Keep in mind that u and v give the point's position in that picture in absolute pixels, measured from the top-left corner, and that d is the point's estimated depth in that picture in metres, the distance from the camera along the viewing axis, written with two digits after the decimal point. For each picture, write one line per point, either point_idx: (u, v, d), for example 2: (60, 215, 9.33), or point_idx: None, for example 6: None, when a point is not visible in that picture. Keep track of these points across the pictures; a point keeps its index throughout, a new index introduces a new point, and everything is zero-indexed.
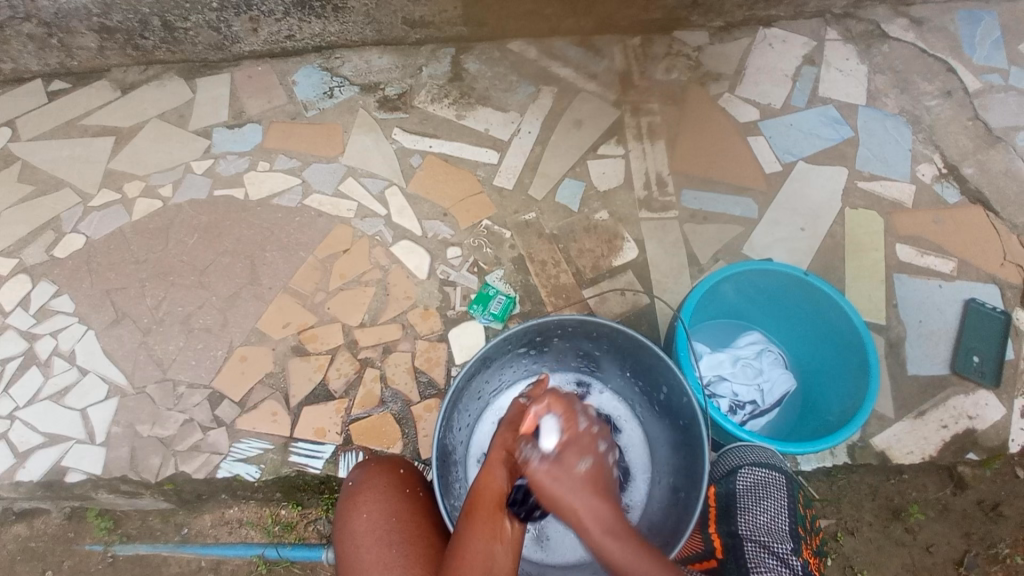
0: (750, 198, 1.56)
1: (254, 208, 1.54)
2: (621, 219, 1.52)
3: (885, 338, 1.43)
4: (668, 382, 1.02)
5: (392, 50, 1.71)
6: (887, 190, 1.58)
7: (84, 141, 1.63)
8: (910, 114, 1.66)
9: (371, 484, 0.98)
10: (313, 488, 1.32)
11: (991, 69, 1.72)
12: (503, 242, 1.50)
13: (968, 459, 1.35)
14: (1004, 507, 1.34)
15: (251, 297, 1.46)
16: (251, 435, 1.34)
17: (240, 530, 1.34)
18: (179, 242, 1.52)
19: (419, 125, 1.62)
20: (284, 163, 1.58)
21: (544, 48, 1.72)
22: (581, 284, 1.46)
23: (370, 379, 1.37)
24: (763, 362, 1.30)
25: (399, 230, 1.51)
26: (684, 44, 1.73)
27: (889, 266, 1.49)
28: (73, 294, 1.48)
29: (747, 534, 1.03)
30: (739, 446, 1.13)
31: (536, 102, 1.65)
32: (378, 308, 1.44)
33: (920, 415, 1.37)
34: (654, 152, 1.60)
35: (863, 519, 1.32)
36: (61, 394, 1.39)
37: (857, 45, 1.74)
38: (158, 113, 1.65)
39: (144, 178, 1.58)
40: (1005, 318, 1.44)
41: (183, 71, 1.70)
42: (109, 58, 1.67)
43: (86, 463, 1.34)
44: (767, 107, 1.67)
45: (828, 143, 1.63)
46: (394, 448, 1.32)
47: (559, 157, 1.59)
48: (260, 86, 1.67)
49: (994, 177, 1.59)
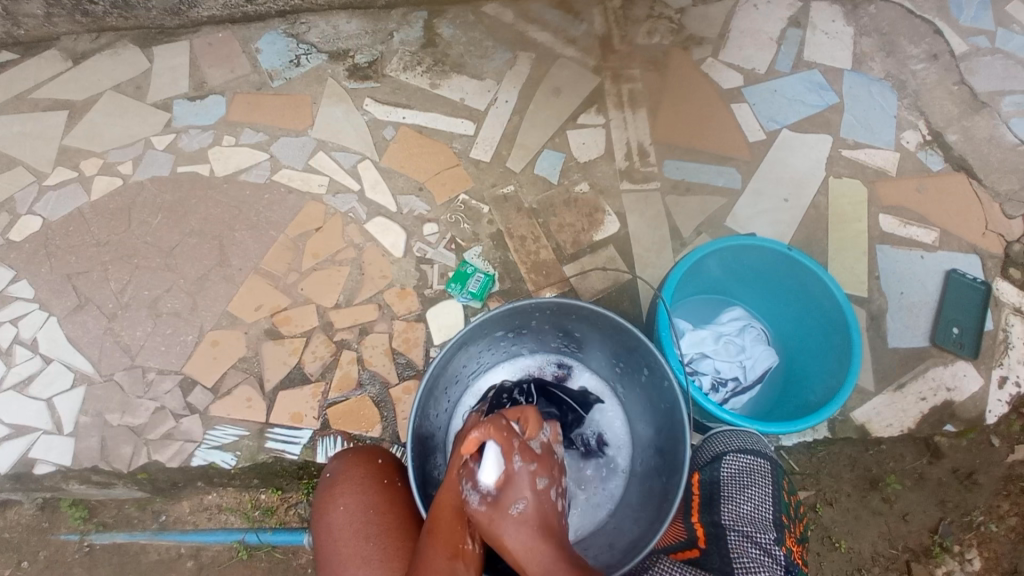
0: (733, 169, 1.53)
1: (220, 185, 1.47)
2: (602, 192, 1.49)
3: (866, 310, 1.42)
4: (649, 365, 1.00)
5: (360, 15, 1.62)
6: (871, 158, 1.55)
7: (35, 116, 1.54)
8: (895, 79, 1.62)
9: (346, 476, 0.95)
10: (291, 474, 1.30)
11: (978, 31, 1.68)
12: (481, 217, 1.45)
13: (946, 431, 1.36)
14: (978, 475, 1.36)
15: (220, 280, 1.41)
16: (226, 421, 1.31)
17: (219, 516, 1.32)
18: (142, 223, 1.45)
19: (391, 95, 1.55)
20: (249, 137, 1.51)
21: (520, 12, 1.64)
22: (561, 260, 1.43)
23: (347, 361, 1.35)
24: (745, 337, 1.30)
25: (373, 206, 1.46)
26: (666, 6, 1.66)
27: (871, 237, 1.48)
28: (33, 279, 1.42)
29: (729, 523, 1.03)
30: (724, 432, 1.12)
31: (512, 70, 1.58)
32: (353, 288, 1.40)
33: (899, 386, 1.37)
34: (636, 121, 1.55)
35: (842, 490, 1.34)
36: (25, 383, 1.35)
37: (843, 6, 1.69)
38: (113, 85, 1.56)
39: (101, 156, 1.50)
40: (985, 288, 1.44)
41: (138, 39, 1.60)
42: (57, 25, 1.56)
43: (55, 454, 1.30)
44: (751, 73, 1.62)
45: (812, 110, 1.59)
46: (374, 431, 1.30)
47: (538, 127, 1.54)
48: (221, 54, 1.58)
49: (978, 143, 1.57)
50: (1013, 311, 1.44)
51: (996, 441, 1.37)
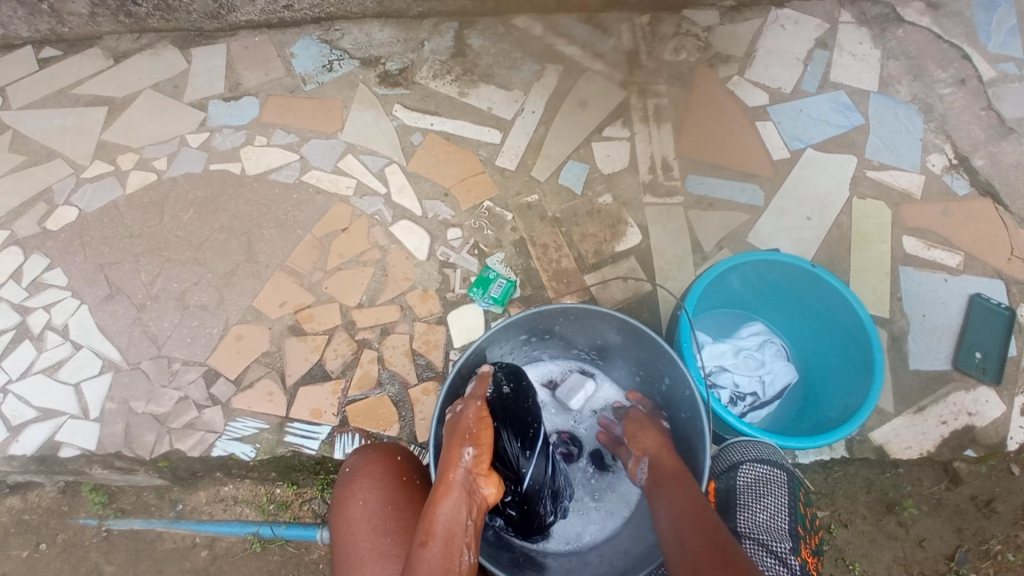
0: (757, 185, 1.53)
1: (251, 183, 1.51)
2: (624, 204, 1.50)
3: (888, 331, 1.42)
4: (670, 374, 1.01)
5: (393, 23, 1.65)
6: (896, 180, 1.55)
7: (77, 111, 1.59)
8: (922, 102, 1.62)
9: (367, 471, 0.97)
10: (308, 469, 1.32)
11: (1006, 58, 1.68)
12: (504, 224, 1.47)
13: (967, 456, 1.34)
14: (997, 503, 1.34)
15: (247, 276, 1.43)
16: (247, 414, 1.33)
17: (235, 507, 1.34)
18: (174, 218, 1.49)
19: (420, 102, 1.58)
20: (281, 138, 1.55)
21: (550, 25, 1.67)
22: (582, 269, 1.44)
23: (367, 360, 1.36)
24: (764, 353, 1.30)
25: (399, 209, 1.48)
26: (694, 24, 1.68)
27: (894, 258, 1.48)
28: (66, 268, 1.45)
29: (745, 531, 1.04)
30: (742, 441, 1.12)
31: (540, 81, 1.61)
32: (376, 289, 1.42)
33: (919, 410, 1.36)
34: (660, 135, 1.56)
35: (857, 512, 1.33)
36: (54, 369, 1.38)
37: (871, 29, 1.70)
38: (152, 83, 1.61)
39: (137, 151, 1.54)
40: (1010, 313, 1.43)
41: (177, 40, 1.65)
42: (101, 25, 1.61)
43: (80, 439, 1.32)
44: (777, 92, 1.63)
45: (838, 130, 1.60)
46: (391, 431, 1.31)
47: (563, 138, 1.56)
48: (257, 57, 1.62)
49: (1005, 169, 1.56)
50: None
51: (1016, 469, 1.35)
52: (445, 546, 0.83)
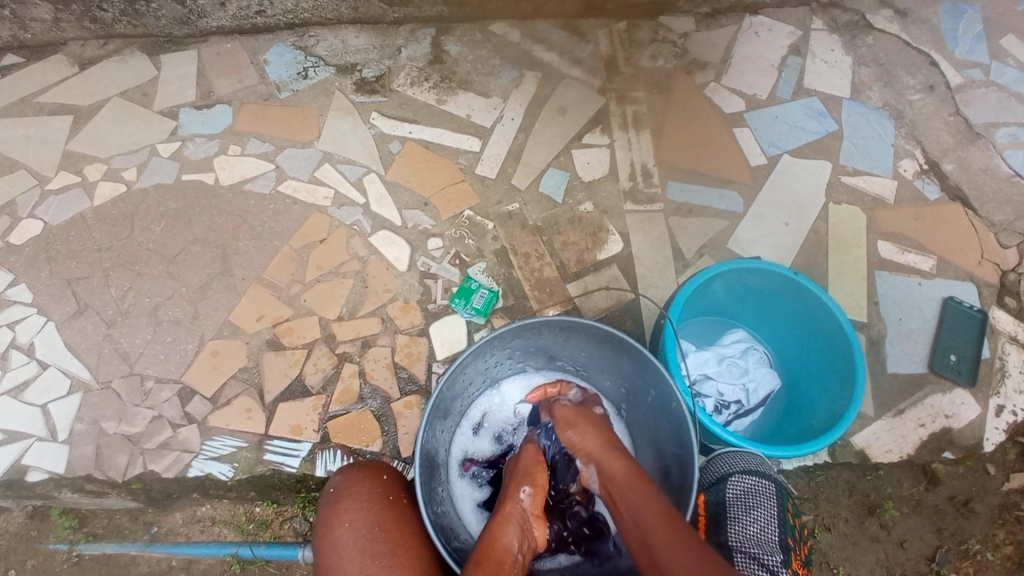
0: (735, 192, 1.55)
1: (225, 194, 1.47)
2: (605, 211, 1.50)
3: (865, 335, 1.44)
4: (656, 386, 1.01)
5: (369, 29, 1.63)
6: (870, 185, 1.58)
7: (40, 120, 1.53)
8: (893, 108, 1.66)
9: (352, 492, 0.95)
10: (288, 487, 1.29)
11: (972, 65, 1.72)
12: (485, 233, 1.46)
13: (944, 458, 1.37)
14: (974, 503, 1.37)
15: (222, 289, 1.40)
16: (225, 432, 1.30)
17: (213, 528, 1.30)
18: (144, 230, 1.44)
19: (398, 109, 1.56)
20: (256, 147, 1.51)
21: (527, 31, 1.67)
22: (565, 278, 1.44)
23: (348, 374, 1.34)
24: (748, 360, 1.31)
25: (378, 219, 1.46)
26: (670, 30, 1.69)
27: (870, 263, 1.50)
28: (31, 283, 1.40)
29: (736, 544, 1.04)
30: (727, 453, 1.14)
31: (519, 88, 1.60)
32: (356, 301, 1.40)
33: (898, 413, 1.39)
34: (640, 142, 1.57)
35: (840, 515, 1.34)
36: (19, 389, 1.33)
37: (842, 36, 1.73)
38: (120, 91, 1.56)
39: (105, 161, 1.50)
40: (981, 316, 1.47)
41: (145, 47, 1.60)
42: (65, 31, 1.56)
43: (48, 462, 1.28)
44: (753, 98, 1.65)
45: (812, 136, 1.62)
46: (374, 446, 1.29)
47: (543, 146, 1.55)
48: (229, 64, 1.59)
49: (973, 173, 1.60)
50: (1009, 339, 1.47)
51: (991, 469, 1.39)
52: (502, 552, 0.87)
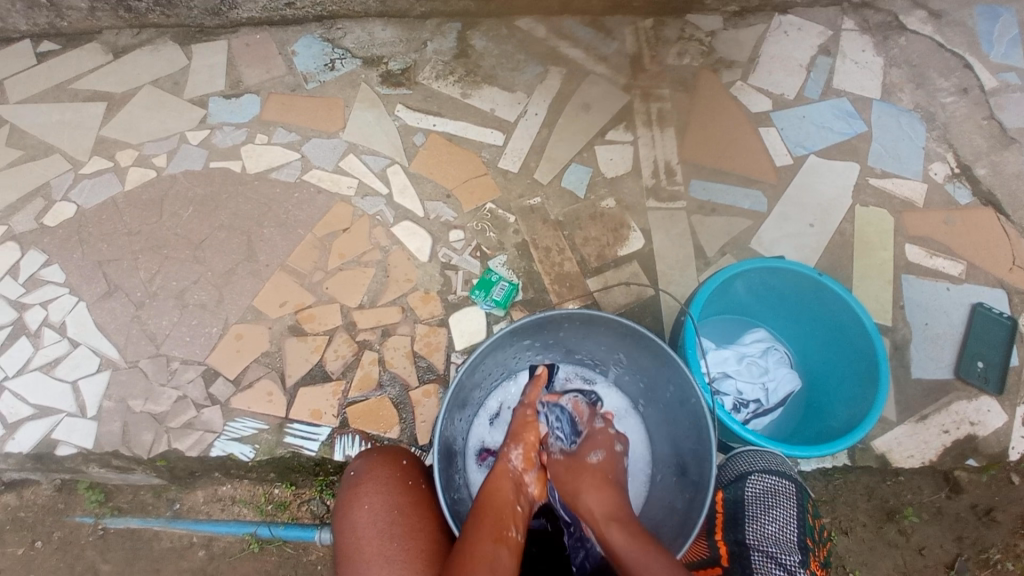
0: (760, 191, 1.53)
1: (252, 181, 1.50)
2: (628, 207, 1.49)
3: (889, 339, 1.42)
4: (676, 380, 1.00)
5: (396, 23, 1.65)
6: (899, 187, 1.55)
7: (75, 105, 1.57)
8: (924, 110, 1.63)
9: (372, 475, 0.96)
10: (307, 470, 1.31)
11: (1007, 68, 1.68)
12: (507, 226, 1.47)
13: (967, 466, 1.35)
14: (997, 512, 1.35)
15: (246, 274, 1.42)
16: (246, 414, 1.32)
17: (233, 507, 1.32)
18: (173, 215, 1.47)
19: (423, 102, 1.57)
20: (283, 136, 1.53)
21: (553, 27, 1.67)
22: (585, 273, 1.44)
23: (368, 362, 1.35)
24: (768, 360, 1.30)
25: (401, 210, 1.47)
26: (697, 28, 1.68)
27: (896, 266, 1.48)
28: (63, 265, 1.44)
29: (753, 543, 1.04)
30: (749, 451, 1.14)
31: (544, 83, 1.60)
32: (377, 290, 1.41)
33: (921, 418, 1.37)
34: (664, 139, 1.56)
35: (857, 519, 1.33)
36: (50, 366, 1.36)
37: (874, 36, 1.70)
38: (152, 79, 1.59)
39: (137, 147, 1.53)
40: (1010, 323, 1.44)
41: (177, 36, 1.64)
42: (100, 19, 1.60)
43: (77, 437, 1.31)
44: (780, 98, 1.63)
45: (840, 137, 1.60)
46: (391, 433, 1.30)
47: (566, 141, 1.55)
48: (258, 54, 1.61)
49: (1006, 178, 1.57)
50: None
51: (1015, 478, 1.36)
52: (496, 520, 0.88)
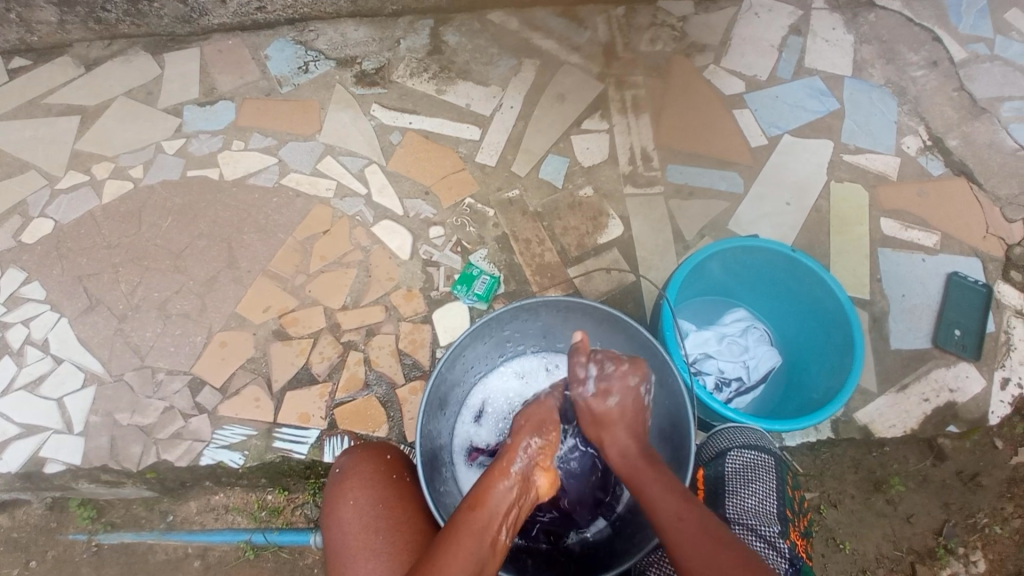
0: (735, 173, 1.55)
1: (229, 188, 1.50)
2: (605, 195, 1.50)
3: (869, 312, 1.44)
4: (653, 361, 1.02)
5: (367, 23, 1.65)
6: (872, 162, 1.57)
7: (48, 121, 1.56)
8: (895, 85, 1.64)
9: (356, 471, 0.97)
10: (298, 473, 1.31)
11: (976, 39, 1.70)
12: (486, 221, 1.47)
13: (950, 432, 1.37)
14: (982, 477, 1.37)
15: (229, 282, 1.42)
16: (234, 421, 1.32)
17: (226, 516, 1.33)
18: (152, 226, 1.47)
19: (398, 101, 1.58)
20: (259, 142, 1.53)
21: (525, 20, 1.67)
22: (566, 263, 1.45)
23: (354, 362, 1.36)
24: (749, 339, 1.31)
25: (380, 209, 1.48)
26: (668, 14, 1.69)
27: (873, 240, 1.50)
28: (44, 281, 1.44)
29: (733, 516, 1.04)
30: (729, 428, 1.14)
31: (517, 76, 1.61)
32: (359, 290, 1.42)
33: (902, 388, 1.38)
34: (639, 126, 1.57)
35: (845, 492, 1.35)
36: (36, 383, 1.36)
37: (843, 14, 1.71)
38: (125, 91, 1.59)
39: (112, 160, 1.53)
40: (986, 290, 1.46)
41: (149, 46, 1.63)
42: (69, 33, 1.60)
43: (64, 454, 1.30)
44: (753, 79, 1.64)
45: (814, 115, 1.61)
46: (380, 431, 1.31)
47: (542, 132, 1.56)
48: (230, 61, 1.61)
49: (978, 148, 1.59)
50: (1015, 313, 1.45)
51: (998, 443, 1.38)
52: (486, 524, 0.84)
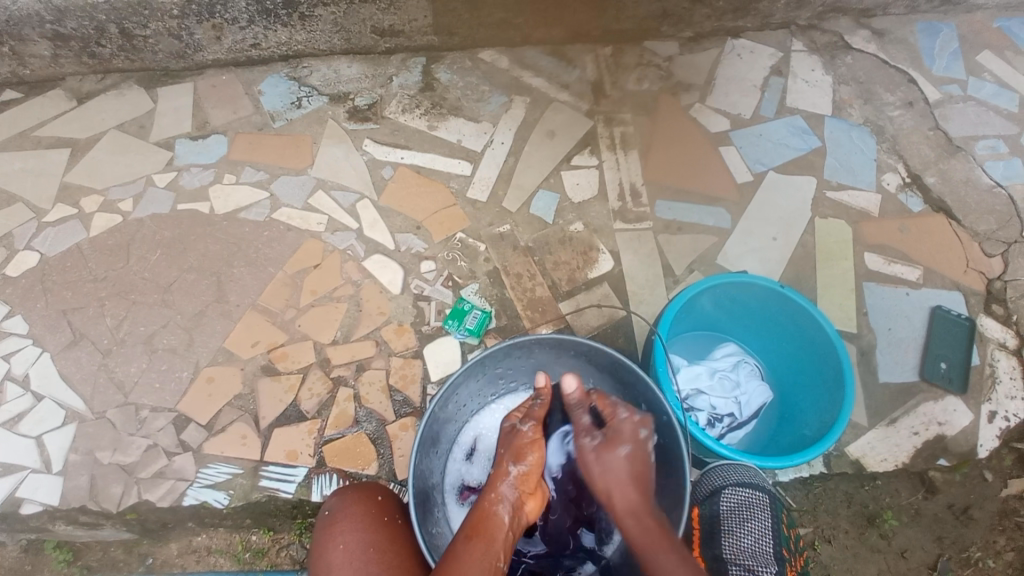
0: (723, 209, 1.57)
1: (220, 222, 1.49)
2: (596, 230, 1.52)
3: (856, 346, 1.46)
4: (647, 401, 1.02)
5: (361, 59, 1.67)
6: (855, 199, 1.61)
7: (37, 153, 1.56)
8: (874, 124, 1.70)
9: (348, 513, 0.95)
10: (285, 513, 1.28)
11: (950, 80, 1.77)
12: (478, 255, 1.48)
13: (940, 465, 1.37)
14: (973, 510, 1.37)
15: (217, 316, 1.41)
16: (219, 459, 1.29)
17: (208, 558, 1.28)
18: (140, 259, 1.46)
19: (390, 136, 1.59)
20: (250, 175, 1.54)
21: (515, 58, 1.71)
22: (557, 297, 1.45)
23: (344, 398, 1.34)
24: (740, 374, 1.32)
25: (371, 243, 1.48)
26: (655, 54, 1.74)
27: (858, 275, 1.52)
28: (26, 315, 1.41)
29: (730, 557, 1.05)
30: (722, 466, 1.14)
31: (508, 113, 1.64)
32: (350, 325, 1.41)
33: (892, 422, 1.39)
34: (628, 162, 1.60)
35: (839, 527, 1.34)
36: (14, 421, 1.33)
37: (822, 56, 1.78)
38: (117, 124, 1.59)
39: (102, 193, 1.52)
40: (969, 323, 1.48)
41: (142, 80, 1.64)
42: (63, 66, 1.60)
43: (42, 494, 1.27)
44: (737, 118, 1.68)
45: (797, 153, 1.65)
46: (370, 469, 1.29)
47: (533, 168, 1.58)
48: (224, 95, 1.62)
49: (955, 185, 1.63)
50: (998, 346, 1.48)
51: (988, 475, 1.38)
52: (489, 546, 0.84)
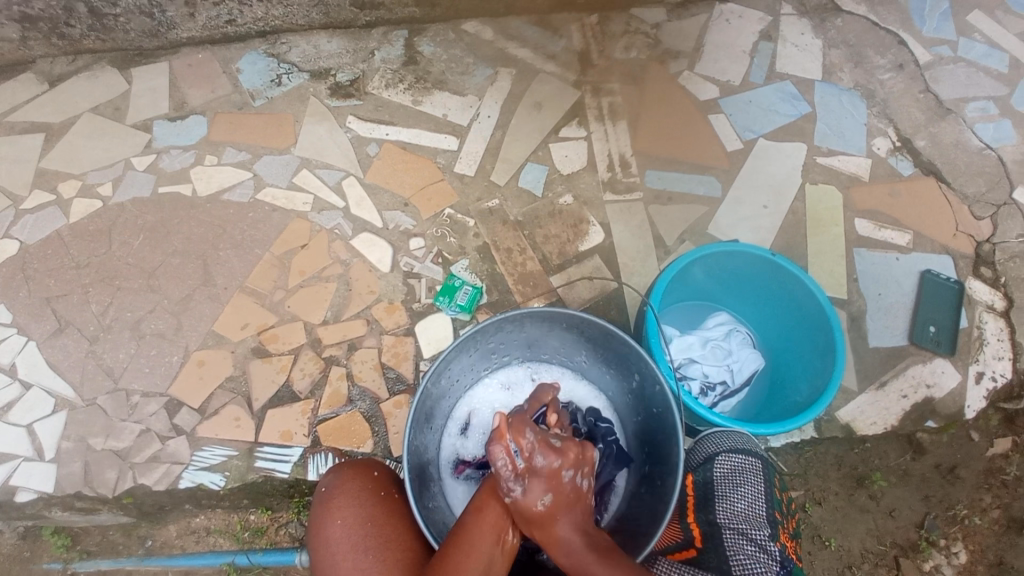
0: (713, 177, 1.56)
1: (203, 204, 1.47)
2: (585, 203, 1.51)
3: (846, 312, 1.46)
4: (641, 370, 1.01)
5: (341, 34, 1.63)
6: (844, 164, 1.60)
7: (11, 139, 1.52)
8: (864, 88, 1.68)
9: (343, 489, 0.96)
10: (282, 492, 1.28)
11: (940, 41, 1.75)
12: (467, 230, 1.46)
13: (928, 427, 1.39)
14: (960, 469, 1.39)
15: (204, 299, 1.39)
16: (214, 442, 1.29)
17: (208, 538, 1.29)
18: (123, 244, 1.44)
19: (374, 112, 1.56)
20: (232, 156, 1.51)
21: (499, 29, 1.67)
22: (548, 270, 1.44)
23: (336, 378, 1.33)
24: (731, 342, 1.33)
25: (359, 222, 1.46)
26: (642, 22, 1.71)
27: (848, 241, 1.52)
28: (10, 304, 1.39)
29: (724, 522, 1.05)
30: (715, 433, 1.15)
31: (494, 85, 1.61)
32: (340, 304, 1.40)
33: (881, 385, 1.40)
34: (617, 132, 1.58)
35: (829, 489, 1.36)
36: (3, 410, 1.31)
37: (811, 19, 1.75)
38: (92, 106, 1.55)
39: (80, 177, 1.49)
40: (958, 287, 1.49)
41: (116, 60, 1.60)
42: (33, 48, 1.56)
43: (36, 482, 1.26)
44: (726, 85, 1.66)
45: (786, 119, 1.64)
46: (365, 447, 1.29)
47: (520, 141, 1.56)
48: (202, 74, 1.58)
49: (944, 148, 1.62)
50: (986, 309, 1.49)
51: (975, 435, 1.40)
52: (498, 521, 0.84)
